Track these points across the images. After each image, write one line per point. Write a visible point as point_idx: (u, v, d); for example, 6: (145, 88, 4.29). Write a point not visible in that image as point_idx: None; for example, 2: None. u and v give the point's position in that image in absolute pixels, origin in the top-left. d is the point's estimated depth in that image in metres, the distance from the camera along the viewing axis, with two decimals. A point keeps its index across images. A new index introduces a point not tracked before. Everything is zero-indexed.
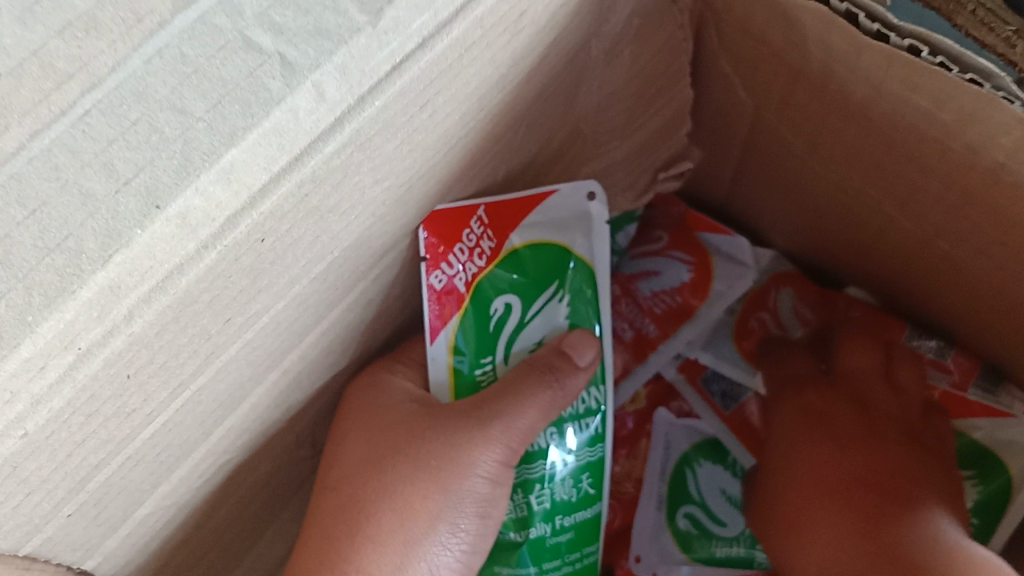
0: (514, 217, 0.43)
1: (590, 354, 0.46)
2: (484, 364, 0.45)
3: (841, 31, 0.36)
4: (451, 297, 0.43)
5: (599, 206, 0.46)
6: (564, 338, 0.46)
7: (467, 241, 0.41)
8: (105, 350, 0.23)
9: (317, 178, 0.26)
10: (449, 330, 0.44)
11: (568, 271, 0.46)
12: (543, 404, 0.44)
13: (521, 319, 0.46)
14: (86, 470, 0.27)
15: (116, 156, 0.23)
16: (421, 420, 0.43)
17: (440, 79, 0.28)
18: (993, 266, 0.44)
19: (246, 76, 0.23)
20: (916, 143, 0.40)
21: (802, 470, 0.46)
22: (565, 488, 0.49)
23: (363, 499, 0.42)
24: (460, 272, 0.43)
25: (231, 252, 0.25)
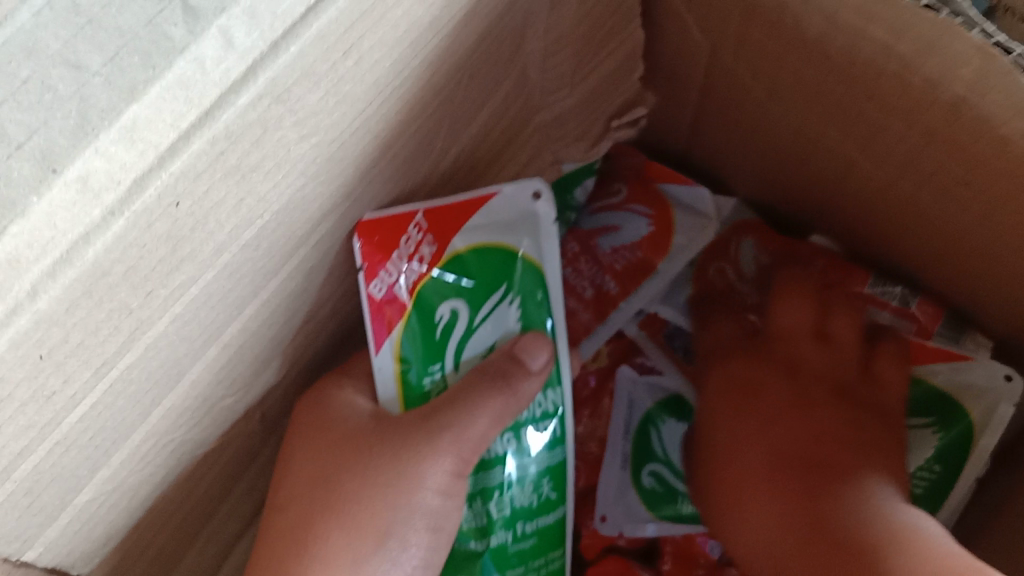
0: (454, 220, 0.42)
1: (544, 356, 0.44)
2: (432, 372, 0.43)
3: None
4: (393, 306, 0.42)
5: (547, 205, 0.44)
6: (516, 342, 0.44)
7: (405, 248, 0.40)
8: (9, 330, 0.21)
9: (233, 135, 0.24)
10: (392, 340, 0.42)
11: (516, 274, 0.44)
12: (496, 411, 0.42)
13: (470, 325, 0.44)
14: (7, 459, 0.25)
15: (5, 117, 0.20)
16: (368, 433, 0.42)
17: (363, 22, 0.26)
18: (959, 208, 0.43)
19: (146, 25, 0.21)
20: (876, 81, 0.38)
21: (732, 449, 0.46)
22: (526, 493, 0.47)
23: (310, 520, 0.40)
24: (401, 280, 0.41)
25: (143, 219, 0.23)
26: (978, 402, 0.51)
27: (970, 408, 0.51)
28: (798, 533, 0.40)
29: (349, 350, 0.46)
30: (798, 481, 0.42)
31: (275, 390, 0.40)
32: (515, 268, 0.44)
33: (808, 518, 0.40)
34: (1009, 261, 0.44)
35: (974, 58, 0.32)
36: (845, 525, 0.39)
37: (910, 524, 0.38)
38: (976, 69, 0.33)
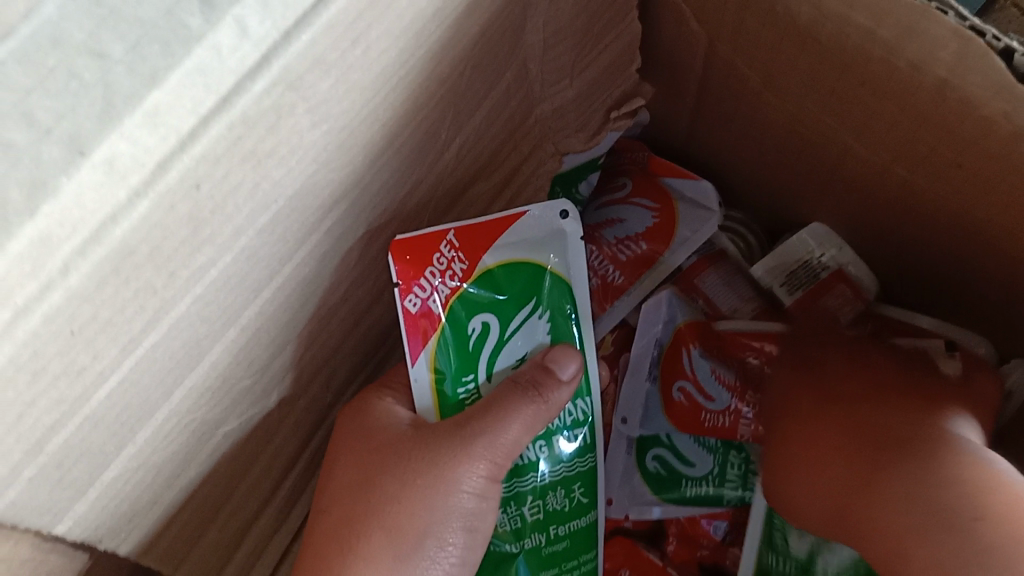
0: (486, 238, 0.44)
1: (573, 366, 0.45)
2: (466, 383, 0.45)
3: None
4: (427, 321, 0.44)
5: (573, 223, 0.46)
6: (547, 354, 0.45)
7: (437, 264, 0.43)
8: (43, 305, 0.23)
9: (249, 121, 0.25)
10: (427, 353, 0.44)
11: (544, 290, 0.46)
12: (528, 419, 0.44)
13: (502, 337, 0.46)
14: (41, 432, 0.26)
15: (36, 105, 0.22)
16: (410, 440, 0.43)
17: (371, 12, 0.27)
18: (952, 189, 0.44)
19: (165, 15, 0.23)
20: (864, 65, 0.39)
21: (795, 430, 0.47)
22: (558, 497, 0.49)
23: (351, 522, 0.42)
24: (434, 294, 0.43)
25: (168, 200, 0.24)
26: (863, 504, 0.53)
27: None
28: (845, 495, 0.40)
29: (361, 339, 0.47)
30: (849, 441, 0.42)
31: (290, 375, 0.41)
32: (544, 284, 0.46)
33: (852, 478, 0.40)
34: (1004, 242, 0.45)
35: (951, 41, 0.33)
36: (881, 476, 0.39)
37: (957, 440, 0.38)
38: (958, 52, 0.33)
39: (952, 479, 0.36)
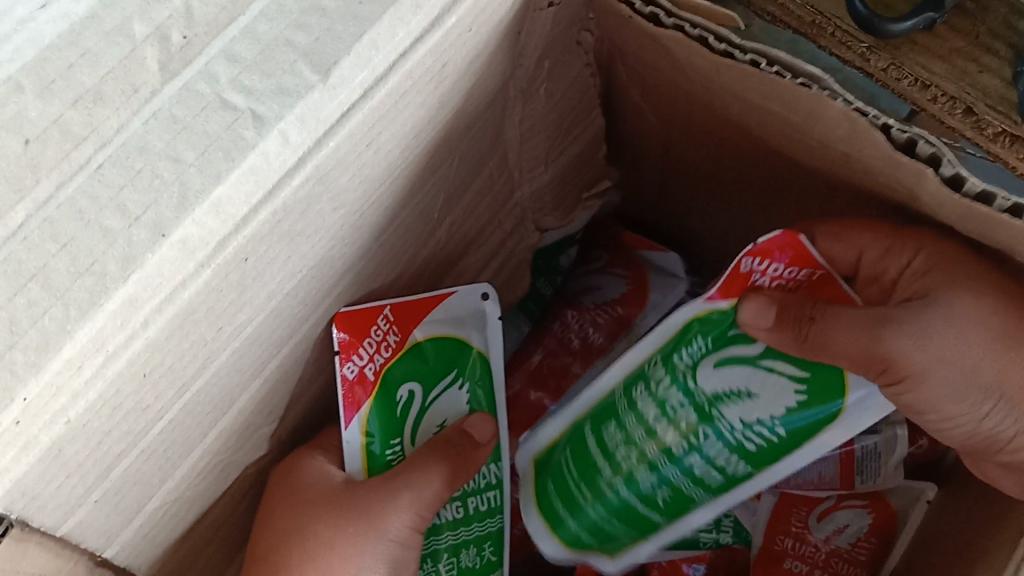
0: (417, 315, 0.50)
1: (488, 431, 0.51)
2: (394, 445, 0.49)
3: (700, 55, 0.43)
4: (362, 385, 0.48)
5: (493, 304, 0.53)
6: (465, 420, 0.51)
7: (375, 335, 0.47)
8: (127, 352, 0.29)
9: (287, 208, 0.32)
10: (360, 417, 0.48)
11: (467, 363, 0.52)
12: (446, 476, 0.47)
13: (423, 404, 0.51)
14: (110, 458, 0.32)
15: (127, 199, 0.29)
16: (340, 492, 0.47)
17: (382, 122, 0.35)
18: None
19: (226, 129, 0.30)
20: (787, 144, 0.47)
21: (932, 321, 0.42)
22: (470, 556, 0.53)
23: (286, 567, 0.46)
24: (370, 362, 0.48)
25: (223, 270, 0.31)
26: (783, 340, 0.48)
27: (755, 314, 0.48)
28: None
29: None
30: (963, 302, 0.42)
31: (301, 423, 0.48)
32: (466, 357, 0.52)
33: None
34: None
35: (843, 121, 0.40)
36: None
37: None
38: (847, 130, 0.41)
39: None
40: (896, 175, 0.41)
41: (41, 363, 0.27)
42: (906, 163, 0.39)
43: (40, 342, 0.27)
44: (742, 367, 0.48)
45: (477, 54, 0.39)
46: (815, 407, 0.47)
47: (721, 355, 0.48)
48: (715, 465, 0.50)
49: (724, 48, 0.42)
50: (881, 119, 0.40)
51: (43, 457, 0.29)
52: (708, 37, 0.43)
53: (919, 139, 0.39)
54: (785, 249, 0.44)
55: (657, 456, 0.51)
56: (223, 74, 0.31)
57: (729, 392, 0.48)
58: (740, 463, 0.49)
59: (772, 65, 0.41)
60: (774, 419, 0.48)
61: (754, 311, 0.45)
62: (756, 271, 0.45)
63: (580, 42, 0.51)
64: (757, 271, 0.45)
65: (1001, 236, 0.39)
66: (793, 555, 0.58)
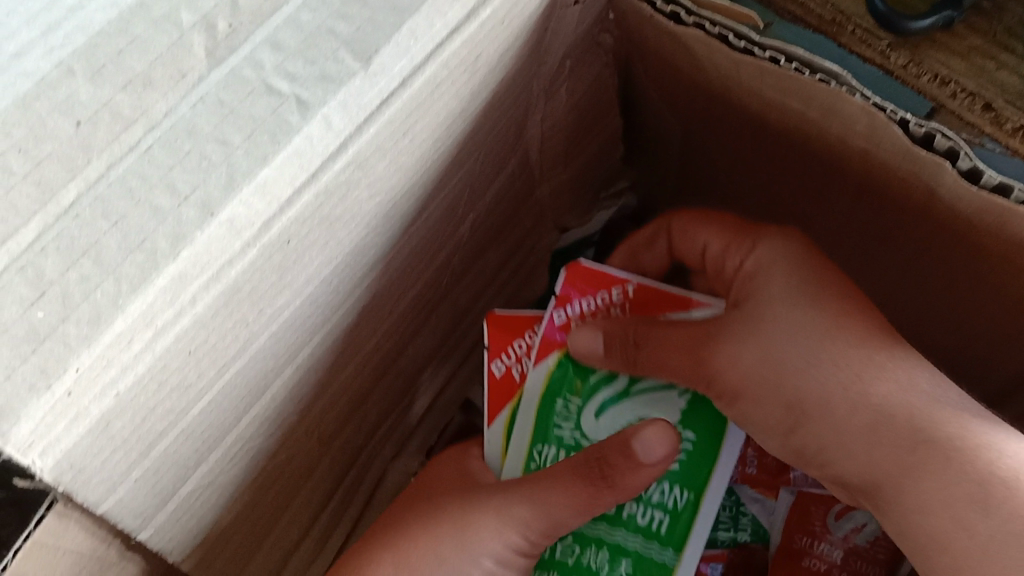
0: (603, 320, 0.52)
1: (661, 453, 0.46)
2: (541, 450, 0.51)
3: (718, 50, 0.44)
4: (506, 389, 0.52)
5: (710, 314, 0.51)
6: (638, 430, 0.46)
7: (521, 344, 0.53)
8: (175, 327, 0.30)
9: (329, 191, 0.33)
10: (502, 416, 0.52)
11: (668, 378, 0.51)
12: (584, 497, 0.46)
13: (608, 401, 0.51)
14: (153, 435, 0.33)
15: (176, 179, 0.30)
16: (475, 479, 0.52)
17: (418, 110, 0.35)
18: (902, 241, 0.51)
19: (272, 113, 0.31)
20: (806, 141, 0.48)
21: (751, 333, 0.46)
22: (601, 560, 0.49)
23: (405, 522, 0.51)
24: (517, 365, 0.53)
25: (269, 250, 0.32)
26: None
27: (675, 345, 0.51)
28: (850, 455, 0.43)
29: (384, 389, 0.54)
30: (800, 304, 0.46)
31: (328, 414, 0.48)
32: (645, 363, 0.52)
33: (853, 430, 0.42)
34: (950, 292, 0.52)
35: (861, 116, 0.41)
36: (900, 429, 0.41)
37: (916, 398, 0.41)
38: (866, 126, 0.41)
39: (923, 429, 0.40)
40: (916, 171, 0.42)
41: (94, 335, 0.27)
42: (923, 157, 0.40)
43: (93, 315, 0.28)
44: (622, 405, 0.51)
45: (507, 48, 0.40)
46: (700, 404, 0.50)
47: (594, 405, 0.51)
48: (653, 501, 0.49)
49: (744, 45, 0.43)
50: (898, 114, 0.40)
51: (92, 429, 0.29)
52: (728, 34, 0.44)
53: (936, 133, 0.40)
54: (579, 284, 0.53)
55: (607, 524, 0.49)
56: (268, 61, 0.32)
57: (621, 429, 0.50)
58: (674, 487, 0.50)
59: (791, 62, 0.42)
60: (675, 432, 0.50)
61: (584, 341, 0.50)
62: (573, 318, 0.53)
63: (599, 43, 0.53)
64: (572, 317, 0.53)
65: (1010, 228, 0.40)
66: (812, 554, 0.57)
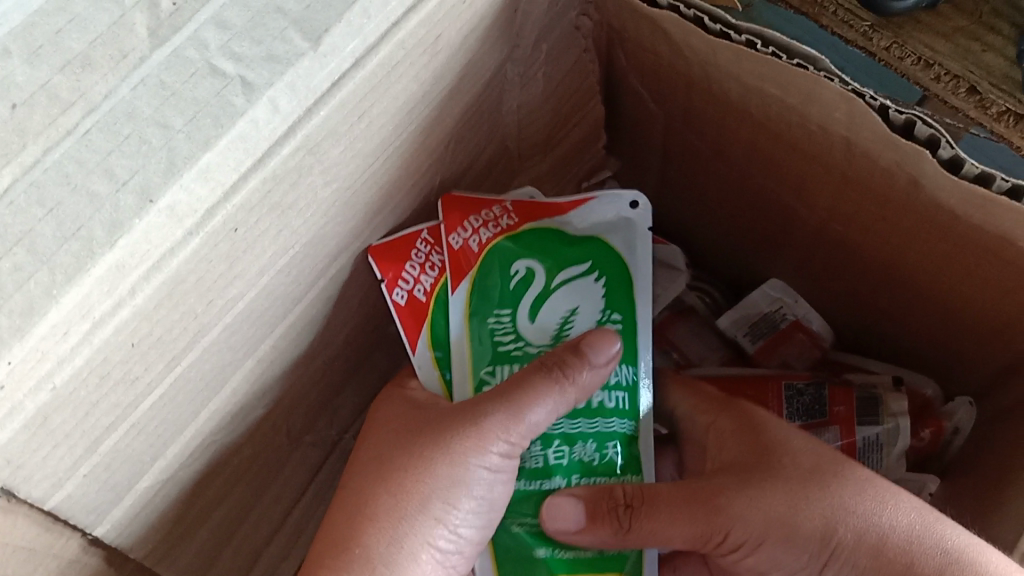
0: (532, 213, 0.50)
1: (606, 350, 0.47)
2: (487, 375, 0.49)
3: (694, 36, 0.43)
4: (416, 312, 0.48)
5: (641, 215, 0.51)
6: (582, 337, 0.47)
7: (417, 258, 0.47)
8: (115, 319, 0.29)
9: (277, 178, 0.32)
10: (423, 339, 0.49)
11: (593, 255, 0.51)
12: (554, 402, 0.46)
13: (546, 288, 0.50)
14: (100, 430, 0.32)
15: (114, 164, 0.28)
16: (423, 408, 0.47)
17: (373, 93, 0.34)
18: (884, 231, 0.50)
19: (215, 96, 0.29)
20: (787, 130, 0.47)
21: (743, 493, 0.45)
22: (587, 450, 0.49)
23: (371, 469, 0.46)
24: (418, 286, 0.48)
25: (213, 238, 0.31)
26: (615, 233, 0.51)
27: (604, 252, 0.51)
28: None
29: (358, 380, 0.53)
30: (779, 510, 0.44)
31: (295, 405, 0.47)
32: (563, 245, 0.51)
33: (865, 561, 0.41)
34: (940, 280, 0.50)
35: (840, 103, 0.39)
36: (892, 558, 0.40)
37: (904, 519, 0.41)
38: (846, 113, 0.40)
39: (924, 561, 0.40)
40: (896, 161, 0.40)
41: (26, 327, 0.26)
42: (903, 145, 0.39)
43: (25, 306, 0.26)
44: (552, 305, 0.50)
45: (472, 28, 0.39)
46: (616, 279, 0.51)
47: (527, 310, 0.50)
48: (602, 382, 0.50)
49: (719, 29, 0.42)
50: (878, 101, 0.39)
51: (28, 425, 0.28)
52: (704, 18, 0.43)
53: (917, 121, 0.38)
54: (462, 206, 0.49)
55: (581, 419, 0.49)
56: (213, 40, 0.30)
57: (560, 326, 0.50)
58: (622, 366, 0.50)
59: (769, 46, 0.41)
60: (605, 313, 0.50)
61: (600, 347, 0.47)
62: (472, 238, 0.49)
63: (578, 27, 0.51)
64: (470, 238, 0.49)
65: (990, 219, 0.39)
66: None
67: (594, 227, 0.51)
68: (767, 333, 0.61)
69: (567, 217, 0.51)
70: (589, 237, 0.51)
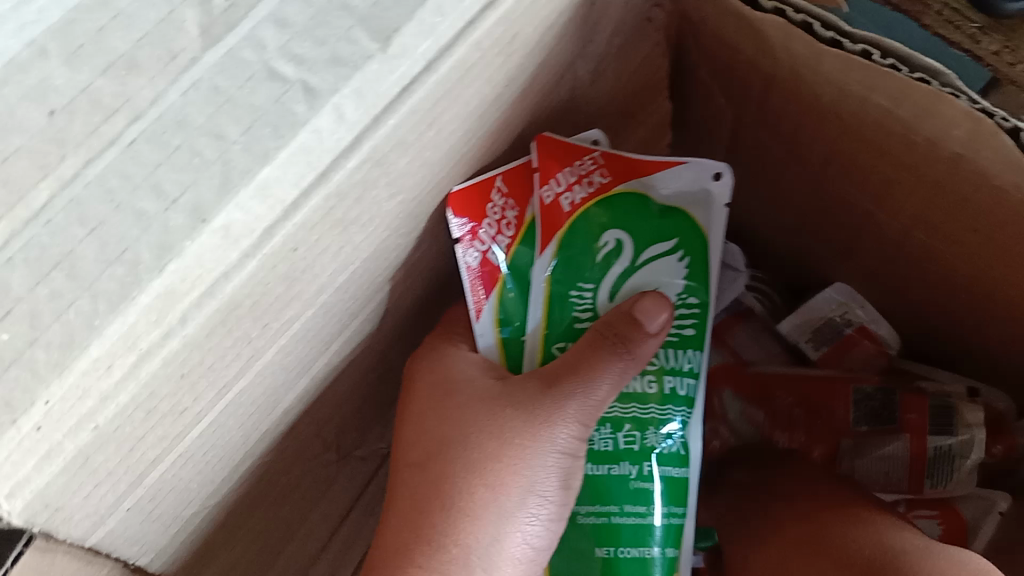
0: (623, 171, 0.46)
1: (663, 318, 0.43)
2: (555, 350, 0.46)
3: (800, 41, 0.40)
4: (488, 275, 0.45)
5: (724, 186, 0.45)
6: (635, 304, 0.44)
7: (492, 214, 0.44)
8: (163, 350, 0.26)
9: (342, 193, 0.29)
10: (492, 304, 0.46)
11: (678, 229, 0.46)
12: (615, 376, 0.43)
13: (627, 264, 0.46)
14: (145, 464, 0.30)
15: (163, 178, 0.25)
16: (491, 390, 0.45)
17: (444, 100, 0.31)
18: (977, 248, 0.46)
19: (274, 102, 0.26)
20: (883, 138, 0.43)
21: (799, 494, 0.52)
22: (657, 437, 0.46)
23: (439, 456, 0.44)
24: (492, 246, 0.45)
25: (271, 260, 0.28)
26: (700, 206, 0.45)
27: (691, 220, 0.46)
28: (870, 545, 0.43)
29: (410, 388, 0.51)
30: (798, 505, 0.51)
31: (346, 417, 0.45)
32: (648, 212, 0.46)
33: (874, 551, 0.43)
34: None
35: (963, 121, 0.36)
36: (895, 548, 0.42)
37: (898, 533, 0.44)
38: (967, 131, 0.37)
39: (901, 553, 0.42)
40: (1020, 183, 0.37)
41: (65, 362, 0.24)
42: None
43: (64, 338, 0.24)
44: (632, 282, 0.46)
45: (549, 24, 0.35)
46: (699, 258, 0.46)
47: (607, 288, 0.46)
48: (669, 367, 0.46)
49: (831, 36, 0.39)
50: (1008, 122, 0.36)
51: (68, 467, 0.26)
52: (813, 22, 0.39)
53: None
54: (548, 158, 0.44)
55: (652, 404, 0.46)
56: (272, 40, 0.27)
57: None
58: (695, 351, 0.46)
59: (886, 57, 0.38)
60: (681, 297, 0.46)
61: (654, 313, 0.43)
62: (563, 194, 0.45)
63: (650, 19, 0.48)
64: (562, 193, 0.45)
65: None
66: None
67: (679, 195, 0.46)
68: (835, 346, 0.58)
69: (653, 179, 0.45)
70: (674, 207, 0.46)
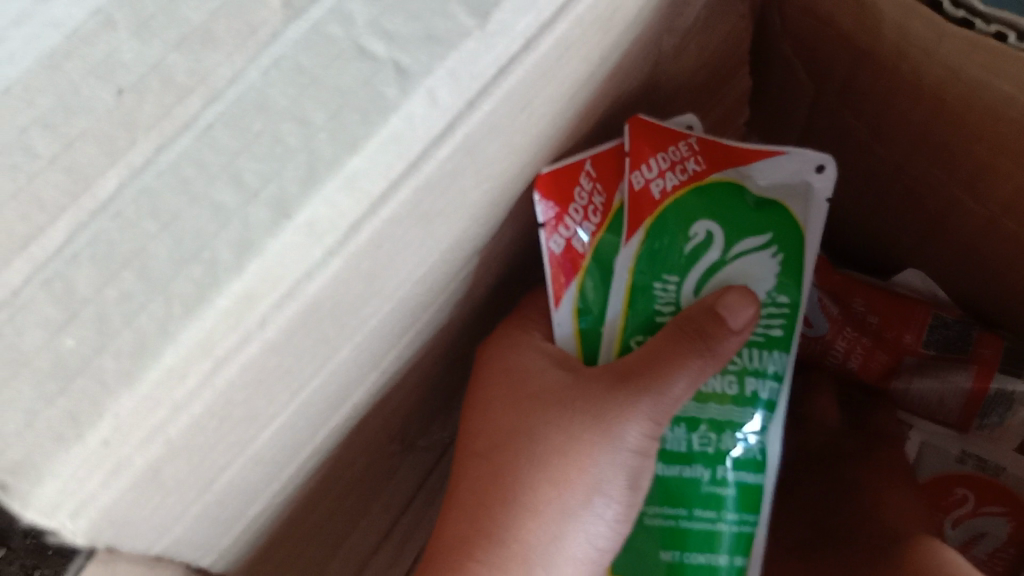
0: (718, 160, 0.44)
1: (747, 314, 0.41)
2: (634, 342, 0.44)
3: (930, 20, 0.37)
4: (570, 262, 0.43)
5: (826, 180, 0.43)
6: (720, 297, 0.41)
7: (580, 199, 0.42)
8: (241, 355, 0.24)
9: (431, 183, 0.27)
10: (572, 293, 0.44)
11: (774, 222, 0.44)
12: (693, 373, 0.41)
13: (716, 257, 0.44)
14: (215, 471, 0.28)
15: (243, 167, 0.23)
16: (565, 382, 0.43)
17: (539, 83, 0.29)
18: None
19: (364, 84, 0.24)
20: (991, 125, 0.39)
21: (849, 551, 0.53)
22: (733, 440, 0.44)
23: (510, 448, 0.43)
24: (577, 233, 0.43)
25: (356, 258, 0.25)
26: (797, 199, 0.43)
27: (788, 213, 0.43)
28: None
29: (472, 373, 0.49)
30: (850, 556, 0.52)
31: (408, 407, 0.43)
32: (742, 204, 0.44)
33: None
34: None
35: None
36: None
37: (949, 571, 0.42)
38: None
39: None
40: None
41: (137, 372, 0.21)
42: None
43: (136, 345, 0.22)
44: (720, 276, 0.44)
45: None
46: (794, 254, 0.44)
47: (692, 281, 0.44)
48: (751, 369, 0.44)
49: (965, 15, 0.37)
50: None
51: (137, 481, 0.24)
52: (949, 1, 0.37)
53: None
54: (641, 141, 0.43)
55: (731, 405, 0.44)
56: (360, 13, 0.24)
57: None
58: (783, 354, 0.44)
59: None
60: (771, 295, 0.44)
61: (739, 309, 0.41)
62: (654, 180, 0.43)
63: None
64: (653, 180, 0.43)
65: None
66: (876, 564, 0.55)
67: (776, 187, 0.44)
68: (942, 336, 0.56)
69: (750, 169, 0.44)
70: (770, 199, 0.44)
